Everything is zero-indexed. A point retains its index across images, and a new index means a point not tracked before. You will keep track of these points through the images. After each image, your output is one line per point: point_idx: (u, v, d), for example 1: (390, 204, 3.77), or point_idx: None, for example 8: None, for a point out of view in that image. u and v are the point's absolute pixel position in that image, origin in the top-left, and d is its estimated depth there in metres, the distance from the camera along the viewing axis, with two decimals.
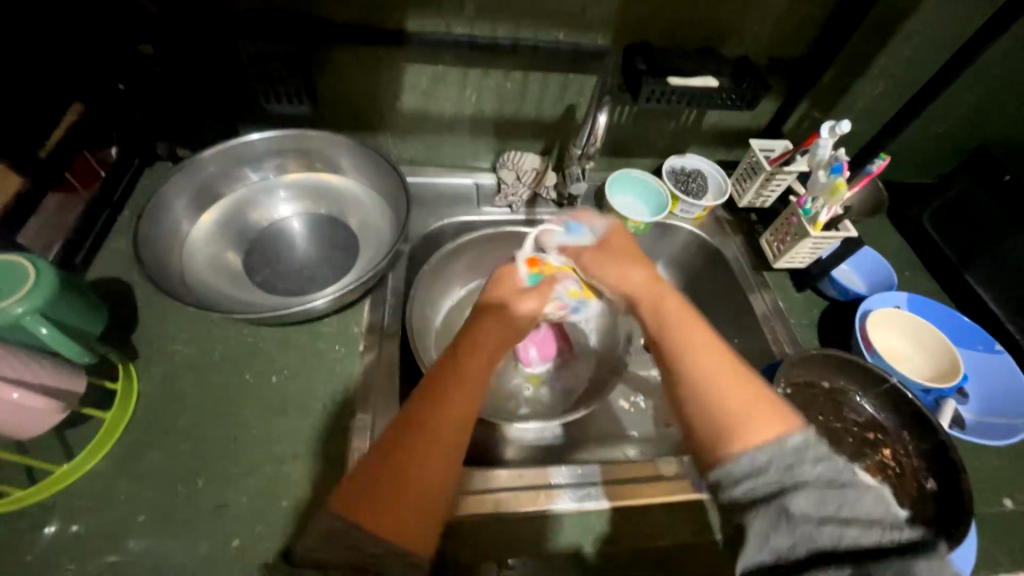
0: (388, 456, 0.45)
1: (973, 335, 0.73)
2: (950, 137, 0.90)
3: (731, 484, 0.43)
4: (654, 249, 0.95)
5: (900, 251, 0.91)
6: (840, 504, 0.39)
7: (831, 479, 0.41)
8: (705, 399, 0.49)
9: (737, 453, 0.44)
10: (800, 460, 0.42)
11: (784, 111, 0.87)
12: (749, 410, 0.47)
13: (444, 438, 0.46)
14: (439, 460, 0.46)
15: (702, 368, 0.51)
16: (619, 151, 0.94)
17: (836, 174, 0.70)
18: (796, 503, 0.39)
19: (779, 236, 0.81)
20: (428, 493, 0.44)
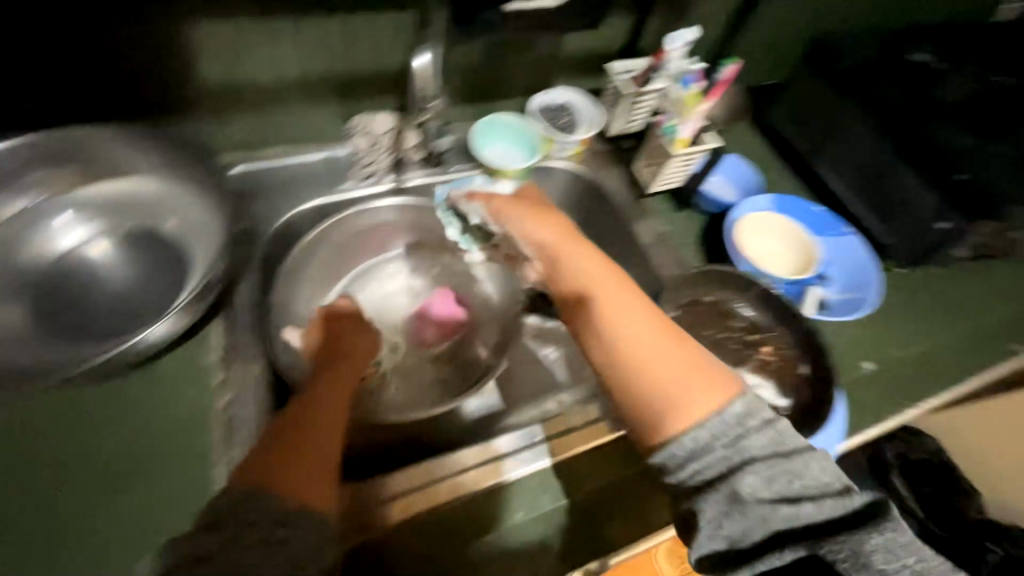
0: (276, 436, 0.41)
1: (826, 222, 0.77)
2: (793, 33, 0.92)
3: (676, 469, 0.42)
4: (539, 195, 0.91)
5: (763, 154, 0.94)
6: (788, 480, 0.40)
7: (774, 448, 0.41)
8: (635, 369, 0.44)
9: (679, 433, 0.42)
10: (744, 427, 0.41)
11: (637, 27, 0.83)
12: (681, 378, 0.43)
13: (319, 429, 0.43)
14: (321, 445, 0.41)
15: (629, 337, 0.46)
16: (482, 96, 0.86)
17: (688, 84, 0.70)
18: (747, 484, 0.39)
19: (649, 160, 0.79)
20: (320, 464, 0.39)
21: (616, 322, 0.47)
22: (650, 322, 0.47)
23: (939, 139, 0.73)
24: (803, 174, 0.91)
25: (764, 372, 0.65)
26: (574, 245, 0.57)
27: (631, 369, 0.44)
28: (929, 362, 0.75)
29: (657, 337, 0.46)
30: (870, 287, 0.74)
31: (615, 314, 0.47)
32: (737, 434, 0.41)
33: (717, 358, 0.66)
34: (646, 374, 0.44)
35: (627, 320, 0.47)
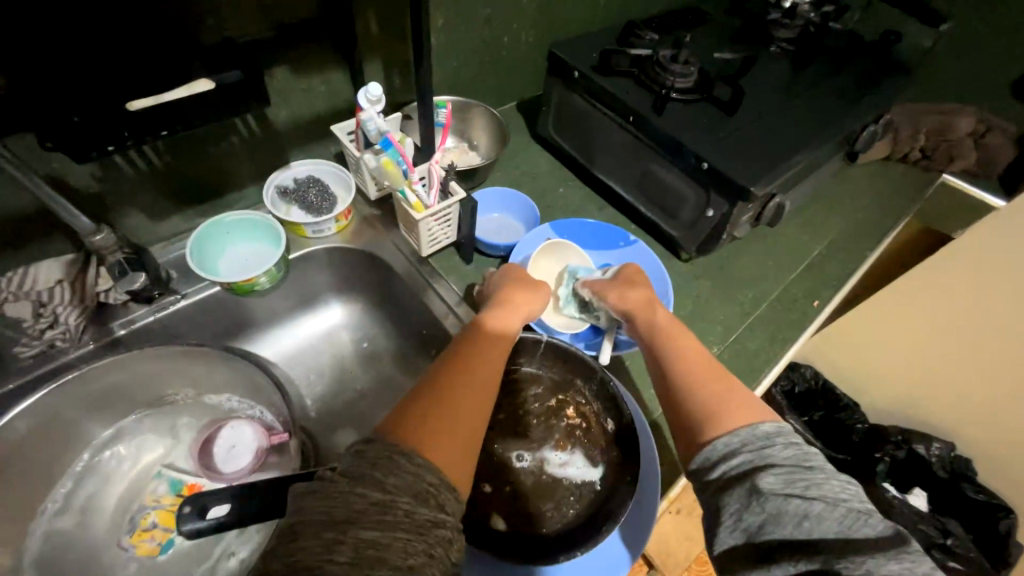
0: (430, 401, 0.43)
1: (613, 235, 0.74)
2: (539, 42, 0.87)
3: (708, 467, 0.42)
4: (318, 283, 0.78)
5: (550, 171, 0.89)
6: (808, 487, 0.37)
7: (799, 462, 0.39)
8: (692, 383, 0.49)
9: (715, 436, 0.44)
10: (771, 449, 0.41)
11: (355, 78, 0.72)
12: (722, 403, 0.46)
13: (464, 400, 0.44)
14: (455, 440, 0.41)
15: (692, 366, 0.50)
16: (200, 195, 0.71)
17: (389, 149, 0.62)
18: (768, 481, 0.38)
19: (406, 226, 0.69)
20: (467, 441, 0.42)
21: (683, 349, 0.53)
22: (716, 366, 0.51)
23: (675, 136, 0.68)
24: (592, 183, 0.87)
25: (571, 442, 0.56)
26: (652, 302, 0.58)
27: (681, 391, 0.49)
28: (747, 350, 0.72)
29: (701, 369, 0.50)
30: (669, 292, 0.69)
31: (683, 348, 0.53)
32: (765, 450, 0.41)
33: (514, 447, 0.56)
34: (709, 382, 0.49)
35: (701, 358, 0.51)
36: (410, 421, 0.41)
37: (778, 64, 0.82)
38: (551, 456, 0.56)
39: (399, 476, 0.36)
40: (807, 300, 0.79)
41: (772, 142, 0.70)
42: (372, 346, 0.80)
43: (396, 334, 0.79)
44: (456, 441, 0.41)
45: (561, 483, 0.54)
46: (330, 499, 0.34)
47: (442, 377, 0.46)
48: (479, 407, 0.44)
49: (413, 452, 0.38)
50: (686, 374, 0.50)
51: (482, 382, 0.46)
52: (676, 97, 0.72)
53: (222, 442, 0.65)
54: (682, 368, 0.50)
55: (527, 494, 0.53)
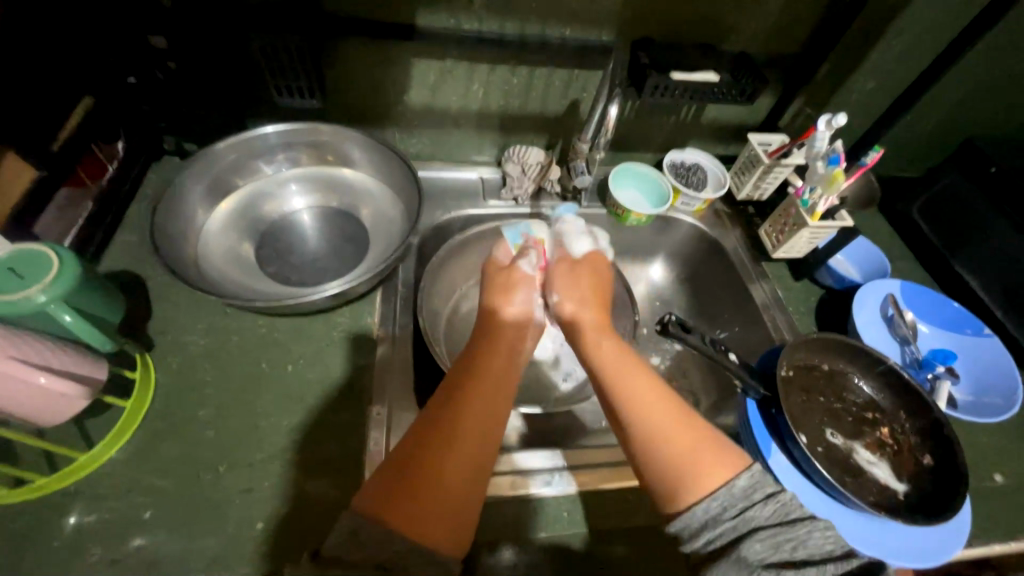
0: (400, 470, 0.44)
1: (962, 320, 0.77)
2: (936, 132, 0.94)
3: (694, 538, 0.47)
4: (656, 241, 0.97)
5: (890, 242, 0.94)
6: (791, 546, 0.45)
7: (780, 519, 0.46)
8: (642, 435, 0.52)
9: (693, 503, 0.48)
10: (752, 499, 0.47)
11: (781, 105, 0.90)
12: (695, 458, 0.50)
13: (479, 405, 0.50)
14: (458, 457, 0.46)
15: (636, 409, 0.54)
16: (621, 146, 0.96)
17: (836, 163, 0.73)
18: (754, 551, 0.44)
19: (778, 227, 0.84)
20: (462, 473, 0.45)
21: (634, 397, 0.55)
22: (660, 401, 0.55)
23: None
24: (936, 271, 0.89)
25: (880, 452, 0.63)
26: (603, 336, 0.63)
27: (644, 453, 0.52)
28: None
29: (674, 428, 0.52)
30: (1012, 395, 0.69)
31: (635, 391, 0.56)
32: (743, 507, 0.47)
33: (828, 426, 0.64)
34: (670, 443, 0.51)
35: (649, 397, 0.55)
36: (410, 460, 0.45)
37: None
38: (861, 451, 0.63)
39: (401, 490, 0.43)
40: None
41: None
42: (662, 305, 0.98)
43: (691, 304, 0.96)
44: (455, 462, 0.45)
45: (866, 473, 0.61)
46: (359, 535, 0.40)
47: (445, 423, 0.48)
48: (477, 438, 0.48)
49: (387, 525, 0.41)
50: (642, 433, 0.53)
51: (493, 382, 0.53)
52: None
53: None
54: (645, 435, 0.52)
55: (832, 464, 0.61)
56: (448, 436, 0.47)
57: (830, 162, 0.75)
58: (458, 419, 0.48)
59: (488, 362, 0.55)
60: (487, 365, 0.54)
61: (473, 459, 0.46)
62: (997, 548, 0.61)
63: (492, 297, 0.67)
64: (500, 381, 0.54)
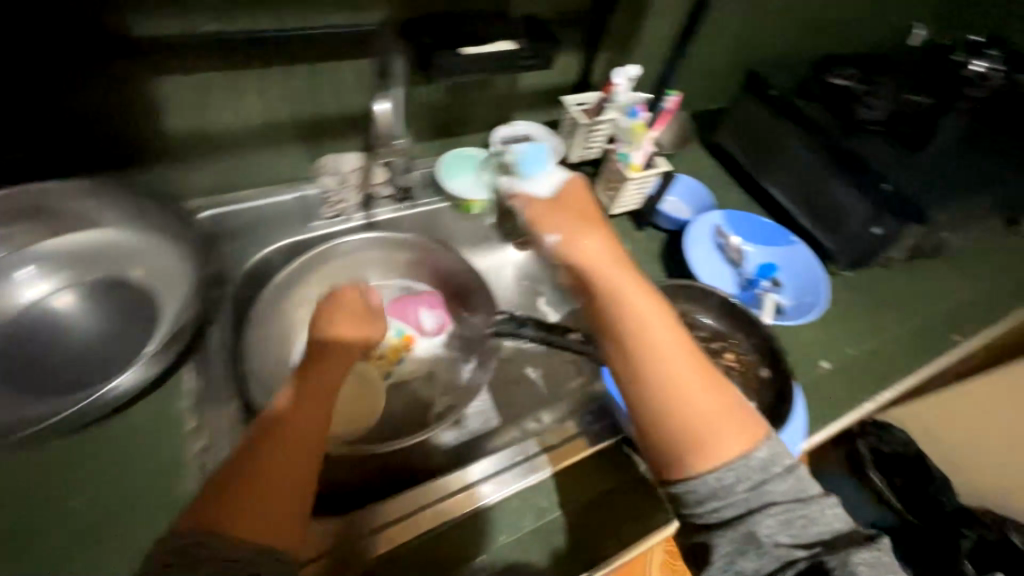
0: (224, 490, 0.39)
1: (776, 234, 0.85)
2: (729, 64, 1.01)
3: (695, 505, 0.47)
4: (507, 222, 0.95)
5: (713, 173, 1.01)
6: (806, 521, 0.46)
7: (797, 494, 0.47)
8: (660, 379, 0.48)
9: (702, 473, 0.46)
10: (771, 466, 0.47)
11: (587, 62, 0.89)
12: (715, 418, 0.47)
13: (306, 418, 0.45)
14: (286, 457, 0.42)
15: (663, 361, 0.49)
16: (445, 131, 0.90)
17: (634, 116, 0.77)
18: (766, 526, 0.45)
19: (608, 184, 0.83)
20: (292, 480, 0.41)
21: (659, 347, 0.49)
22: (683, 351, 0.49)
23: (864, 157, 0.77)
24: (752, 191, 0.97)
25: (729, 377, 0.67)
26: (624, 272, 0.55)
27: (644, 412, 0.48)
28: (883, 359, 0.79)
29: (695, 377, 0.48)
30: (819, 291, 0.79)
31: (657, 334, 0.50)
32: (762, 477, 0.46)
33: None
34: (672, 406, 0.47)
35: (670, 347, 0.50)
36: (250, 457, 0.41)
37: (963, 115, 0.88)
38: None
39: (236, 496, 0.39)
40: (946, 332, 0.84)
41: (961, 182, 0.76)
42: (531, 283, 0.96)
43: (556, 277, 0.95)
44: (287, 447, 0.42)
45: None
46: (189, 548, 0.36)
47: (268, 432, 0.44)
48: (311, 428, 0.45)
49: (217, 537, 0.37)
50: (652, 382, 0.48)
51: (314, 390, 0.48)
52: (872, 126, 0.80)
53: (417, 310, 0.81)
54: (649, 390, 0.48)
55: None
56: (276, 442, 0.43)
57: (630, 114, 0.77)
58: (299, 410, 0.46)
59: (323, 369, 0.51)
60: (317, 376, 0.50)
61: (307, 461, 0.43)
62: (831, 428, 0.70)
63: (330, 322, 0.58)
64: (325, 385, 0.49)
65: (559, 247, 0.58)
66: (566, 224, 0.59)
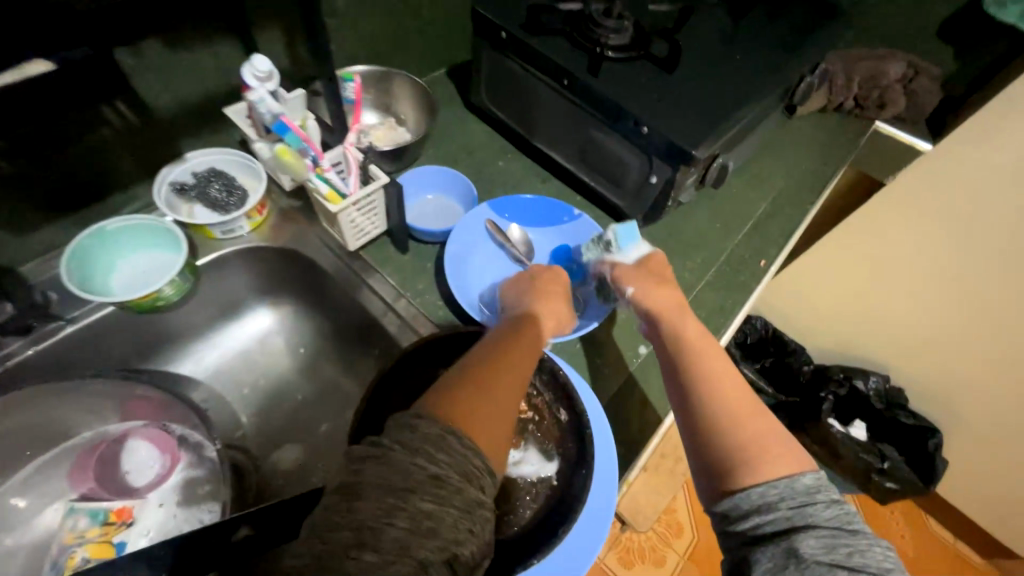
0: (478, 387, 0.41)
1: (556, 210, 0.70)
2: (457, 4, 0.80)
3: (743, 516, 0.43)
4: (235, 289, 0.71)
5: (484, 146, 0.83)
6: (851, 552, 0.39)
7: (841, 524, 0.41)
8: (727, 411, 0.48)
9: (750, 484, 0.44)
10: (811, 502, 0.42)
11: (245, 51, 0.63)
12: (767, 441, 0.46)
13: (511, 390, 0.43)
14: (515, 380, 0.44)
15: (715, 394, 0.49)
16: (74, 201, 0.61)
17: (287, 133, 0.56)
18: (810, 545, 0.39)
19: (325, 218, 0.62)
20: (501, 432, 0.39)
21: (721, 376, 0.51)
22: (739, 391, 0.50)
23: (612, 98, 0.63)
24: (530, 154, 0.81)
25: (525, 439, 0.52)
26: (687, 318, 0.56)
27: (714, 427, 0.48)
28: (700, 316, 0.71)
29: (749, 410, 0.48)
30: None
31: (720, 372, 0.51)
32: (806, 501, 0.42)
33: None
34: (747, 422, 0.48)
35: (730, 377, 0.51)
36: (477, 367, 0.43)
37: (715, 13, 0.77)
38: (504, 456, 0.52)
39: (472, 390, 0.40)
40: (755, 259, 0.78)
41: (717, 99, 0.66)
42: (310, 351, 0.74)
43: (331, 337, 0.73)
44: (498, 404, 0.41)
45: (514, 485, 0.50)
46: (420, 426, 0.35)
47: (488, 365, 0.44)
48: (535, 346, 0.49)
49: (467, 428, 0.37)
50: (722, 408, 0.49)
51: (526, 362, 0.46)
52: (610, 56, 0.66)
53: (126, 455, 0.60)
54: (728, 408, 0.49)
55: None
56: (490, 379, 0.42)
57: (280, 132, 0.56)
58: (485, 406, 0.40)
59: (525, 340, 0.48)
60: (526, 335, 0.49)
61: (502, 431, 0.40)
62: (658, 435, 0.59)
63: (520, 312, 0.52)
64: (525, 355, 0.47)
65: (637, 299, 0.58)
66: (642, 276, 0.59)
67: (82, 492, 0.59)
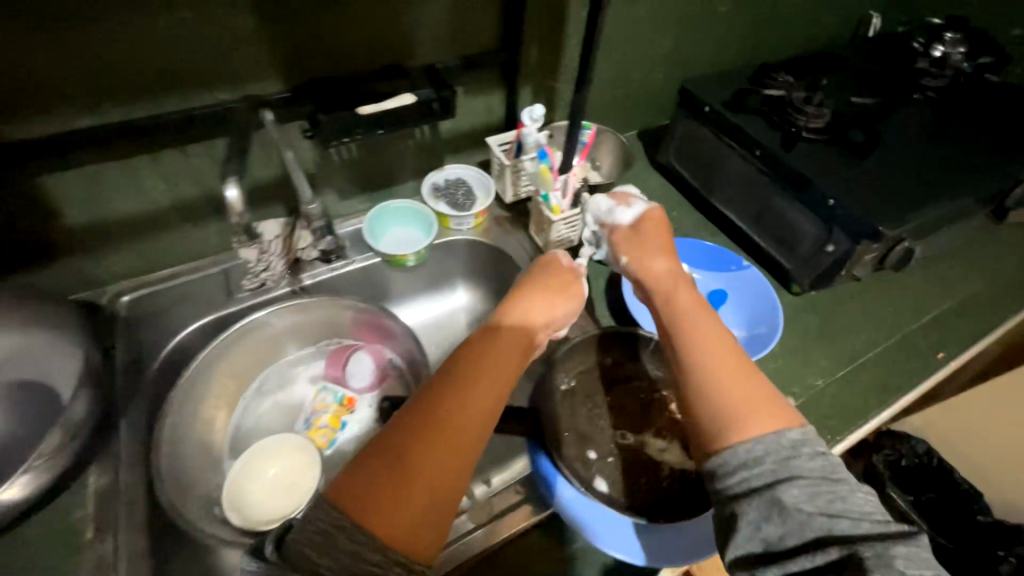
0: (384, 472, 0.43)
1: (727, 257, 0.79)
2: (664, 83, 0.97)
3: (728, 474, 0.45)
4: (449, 268, 0.92)
5: (662, 196, 0.95)
6: (832, 498, 0.41)
7: (824, 473, 0.43)
8: (712, 370, 0.49)
9: (736, 442, 0.45)
10: (795, 453, 0.44)
11: (510, 101, 0.87)
12: (753, 400, 0.47)
13: (439, 461, 0.43)
14: (442, 448, 0.44)
15: (699, 356, 0.51)
16: (374, 185, 0.88)
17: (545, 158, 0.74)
18: (792, 494, 0.41)
19: (538, 225, 0.80)
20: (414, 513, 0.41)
21: (703, 335, 0.52)
22: (721, 350, 0.51)
23: (806, 172, 0.71)
24: (703, 209, 0.92)
25: (671, 434, 0.62)
26: (675, 282, 0.59)
27: (700, 389, 0.49)
28: (857, 387, 0.72)
29: (735, 370, 0.49)
30: (775, 320, 0.71)
31: (702, 330, 0.53)
32: (790, 455, 0.44)
33: (617, 426, 0.61)
34: (731, 386, 0.48)
35: (713, 336, 0.52)
36: (390, 439, 0.44)
37: (918, 111, 0.82)
38: (651, 442, 0.60)
39: (381, 468, 0.43)
40: (931, 350, 0.76)
41: (913, 187, 0.70)
42: None
43: None
44: (410, 485, 0.42)
45: (659, 466, 0.58)
46: (315, 525, 0.41)
47: (406, 442, 0.44)
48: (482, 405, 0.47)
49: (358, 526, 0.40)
50: (710, 371, 0.49)
51: (455, 437, 0.45)
52: (806, 136, 0.75)
53: (354, 359, 0.80)
54: (712, 370, 0.49)
55: (628, 468, 0.57)
56: (409, 457, 0.43)
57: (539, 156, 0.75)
58: (392, 492, 0.42)
59: (455, 411, 0.46)
60: (462, 408, 0.46)
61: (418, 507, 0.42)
62: None
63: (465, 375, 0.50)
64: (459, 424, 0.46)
65: (633, 268, 0.63)
66: (636, 247, 0.63)
67: (329, 376, 0.81)
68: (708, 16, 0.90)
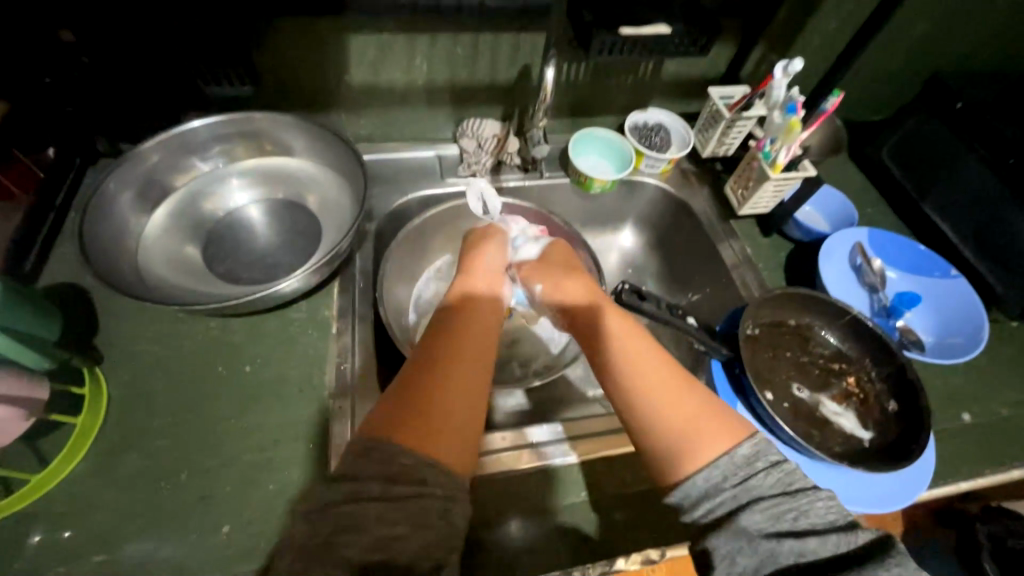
0: (412, 402, 0.45)
1: (931, 262, 0.76)
2: (903, 72, 0.91)
3: (692, 508, 0.42)
4: (624, 207, 0.95)
5: (860, 189, 0.91)
6: (794, 515, 0.39)
7: (784, 488, 0.41)
8: (651, 396, 0.47)
9: (691, 474, 0.43)
10: (752, 472, 0.42)
11: (740, 56, 0.86)
12: (697, 422, 0.45)
13: (461, 393, 0.46)
14: (463, 382, 0.47)
15: (643, 385, 0.48)
16: (580, 110, 0.92)
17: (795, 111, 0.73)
18: (753, 522, 0.39)
19: (742, 183, 0.82)
20: (456, 430, 0.44)
21: (636, 353, 0.50)
22: (662, 373, 0.48)
23: None
24: (906, 214, 0.87)
25: (847, 402, 0.64)
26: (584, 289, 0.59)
27: (643, 417, 0.46)
28: None
29: (681, 395, 0.47)
30: (977, 334, 0.70)
31: (636, 348, 0.51)
32: (746, 472, 0.42)
33: (795, 380, 0.65)
34: (670, 412, 0.46)
35: (646, 355, 0.50)
36: (397, 420, 0.44)
37: None
38: (827, 403, 0.64)
39: (387, 465, 0.41)
40: None
41: None
42: (634, 272, 0.97)
43: (665, 269, 0.94)
44: (440, 411, 0.45)
45: (832, 425, 0.62)
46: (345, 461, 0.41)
47: (423, 382, 0.47)
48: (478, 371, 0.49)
49: (391, 443, 0.42)
50: (646, 392, 0.47)
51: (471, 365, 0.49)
52: None
53: None
54: (654, 399, 0.47)
55: (801, 419, 0.62)
56: (439, 386, 0.46)
57: (787, 111, 0.74)
58: (425, 422, 0.44)
59: (461, 346, 0.50)
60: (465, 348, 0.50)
61: (461, 431, 0.45)
62: (963, 487, 0.63)
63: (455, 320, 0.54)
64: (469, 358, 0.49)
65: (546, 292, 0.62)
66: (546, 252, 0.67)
67: None
68: (988, 7, 0.82)
